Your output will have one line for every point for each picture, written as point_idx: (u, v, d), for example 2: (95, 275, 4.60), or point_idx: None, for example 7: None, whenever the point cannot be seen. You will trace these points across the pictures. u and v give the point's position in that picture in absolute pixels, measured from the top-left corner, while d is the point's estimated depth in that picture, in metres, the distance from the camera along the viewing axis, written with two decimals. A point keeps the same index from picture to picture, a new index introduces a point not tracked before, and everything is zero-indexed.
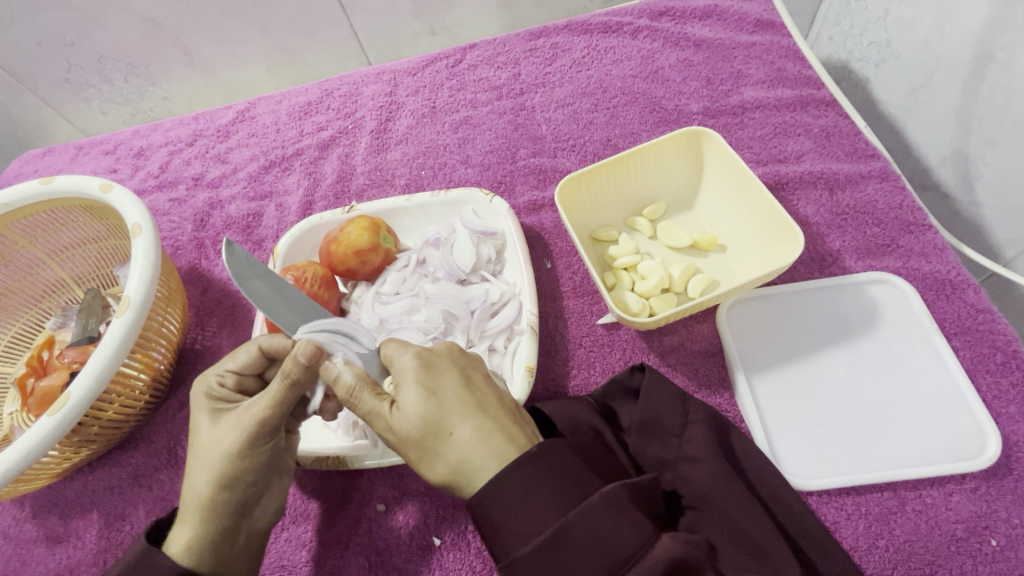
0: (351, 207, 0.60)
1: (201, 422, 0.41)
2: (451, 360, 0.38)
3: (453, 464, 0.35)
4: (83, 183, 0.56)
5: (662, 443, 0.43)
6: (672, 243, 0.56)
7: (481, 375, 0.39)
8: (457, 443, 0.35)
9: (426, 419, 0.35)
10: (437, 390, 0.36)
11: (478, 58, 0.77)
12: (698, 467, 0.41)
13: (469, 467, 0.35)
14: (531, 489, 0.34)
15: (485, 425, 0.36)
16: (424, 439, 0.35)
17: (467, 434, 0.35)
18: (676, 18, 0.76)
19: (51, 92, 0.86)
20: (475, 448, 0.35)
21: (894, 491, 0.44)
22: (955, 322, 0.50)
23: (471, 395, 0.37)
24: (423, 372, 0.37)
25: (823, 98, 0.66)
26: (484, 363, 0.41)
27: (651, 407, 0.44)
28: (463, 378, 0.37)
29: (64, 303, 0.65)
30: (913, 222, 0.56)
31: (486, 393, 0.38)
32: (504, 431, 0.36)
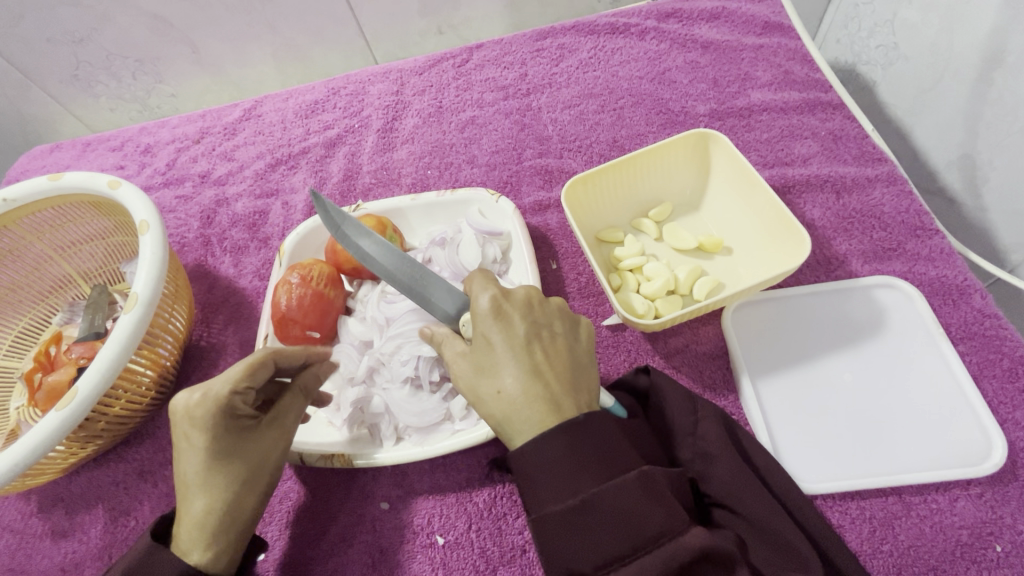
0: (357, 206, 0.60)
1: (225, 442, 0.41)
2: (525, 313, 0.39)
3: (494, 414, 0.37)
4: (91, 179, 0.56)
5: (674, 442, 0.43)
6: (678, 245, 0.56)
7: (551, 336, 0.39)
8: (500, 399, 0.37)
9: (479, 362, 0.38)
10: (495, 344, 0.38)
11: (485, 58, 0.77)
12: (712, 464, 0.41)
13: (509, 419, 0.36)
14: (572, 452, 0.34)
15: (534, 391, 0.36)
16: (476, 380, 0.38)
17: (511, 391, 0.36)
18: (683, 20, 0.76)
19: (59, 88, 0.86)
20: (519, 406, 0.36)
21: (899, 496, 0.44)
22: (961, 327, 0.50)
23: (529, 357, 0.37)
24: (493, 322, 0.38)
25: (830, 101, 0.66)
26: (558, 318, 0.40)
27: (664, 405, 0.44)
28: (529, 334, 0.38)
29: (70, 298, 0.65)
30: (920, 226, 0.56)
31: (551, 353, 0.38)
32: (553, 400, 0.36)
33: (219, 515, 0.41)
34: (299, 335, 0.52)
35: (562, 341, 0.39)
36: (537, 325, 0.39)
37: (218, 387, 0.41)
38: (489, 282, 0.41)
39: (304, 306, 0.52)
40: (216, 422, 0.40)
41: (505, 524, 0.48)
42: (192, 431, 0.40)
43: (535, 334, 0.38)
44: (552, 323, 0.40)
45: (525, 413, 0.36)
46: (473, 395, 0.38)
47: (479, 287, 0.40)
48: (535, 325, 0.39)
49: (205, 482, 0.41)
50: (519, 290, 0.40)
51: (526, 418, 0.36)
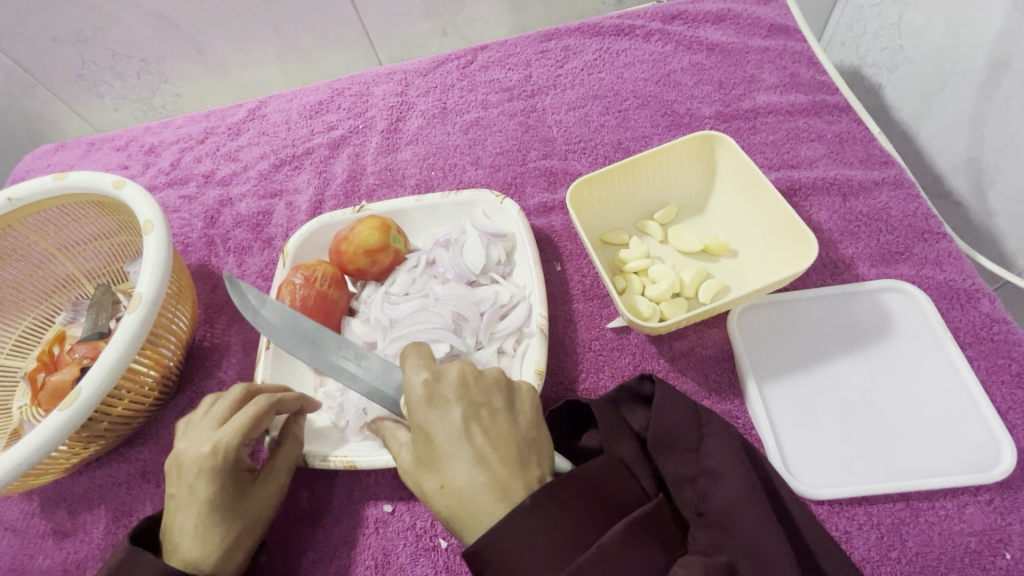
0: (361, 206, 0.60)
1: (227, 492, 0.42)
2: (461, 395, 0.39)
3: (442, 510, 0.38)
4: (96, 179, 0.56)
5: (681, 458, 0.43)
6: (683, 248, 0.56)
7: (491, 413, 0.39)
8: (444, 495, 0.37)
9: (422, 454, 0.39)
10: (433, 436, 0.38)
11: (489, 60, 0.77)
12: (717, 483, 0.41)
13: (458, 514, 0.37)
14: (522, 551, 0.34)
15: (479, 483, 0.36)
16: (420, 474, 0.39)
17: (454, 486, 0.37)
18: (688, 22, 0.75)
19: (64, 87, 0.86)
20: (465, 500, 0.36)
21: (907, 502, 0.43)
22: (969, 332, 0.50)
23: (466, 445, 0.37)
24: (427, 410, 0.39)
25: (836, 104, 0.66)
26: (496, 391, 0.40)
27: (668, 423, 0.43)
28: (468, 417, 0.38)
29: (73, 298, 0.65)
30: (927, 229, 0.56)
31: (490, 437, 0.38)
32: (500, 486, 0.36)
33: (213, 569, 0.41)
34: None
35: (502, 420, 0.39)
36: (476, 403, 0.39)
37: (230, 434, 0.43)
38: (421, 360, 0.41)
39: (309, 307, 0.52)
40: (222, 473, 0.42)
41: None
42: (196, 482, 0.42)
43: (473, 415, 0.39)
44: (491, 398, 0.40)
45: (478, 501, 0.36)
46: (420, 490, 0.39)
47: (410, 370, 0.40)
48: (475, 406, 0.39)
49: (206, 524, 0.41)
50: (452, 367, 0.40)
51: (474, 509, 0.36)
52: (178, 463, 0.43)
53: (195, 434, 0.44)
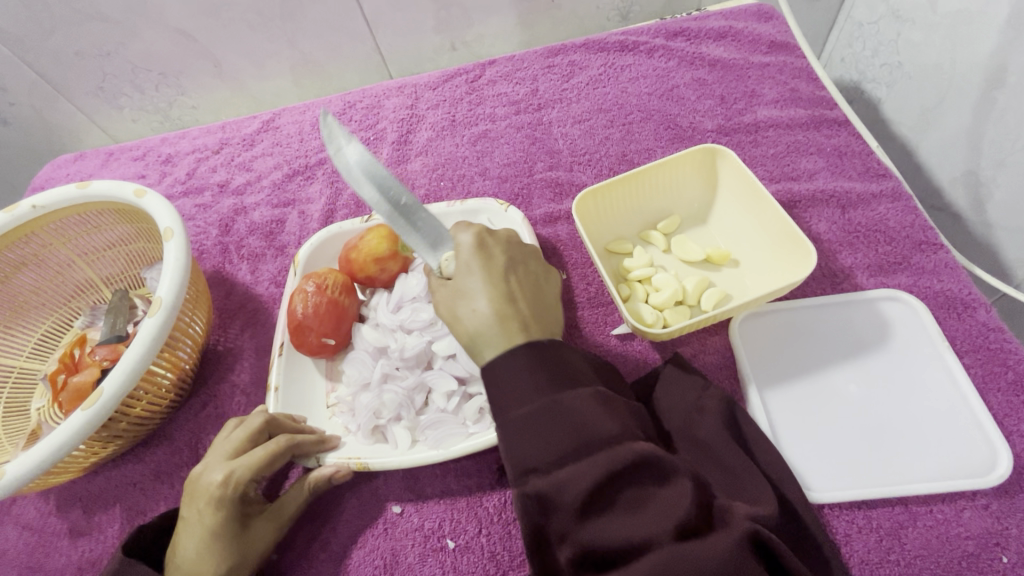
0: (369, 217, 0.61)
1: (229, 526, 0.44)
2: (503, 249, 0.44)
3: (471, 333, 0.40)
4: (118, 187, 0.59)
5: (681, 394, 0.47)
6: (686, 257, 0.57)
7: (525, 270, 0.44)
8: (476, 315, 0.40)
9: (460, 286, 0.42)
10: (474, 269, 0.42)
11: (497, 74, 0.80)
12: (707, 419, 0.45)
13: (484, 336, 0.40)
14: (542, 365, 0.37)
15: (508, 314, 0.40)
16: (456, 303, 0.42)
17: (488, 310, 0.40)
18: (691, 39, 0.78)
19: (85, 99, 0.89)
20: (494, 324, 0.40)
21: (905, 506, 0.44)
22: (966, 340, 0.51)
23: (500, 283, 0.42)
24: (475, 253, 0.43)
25: (835, 118, 0.68)
26: (533, 261, 0.46)
27: (676, 370, 0.48)
28: (509, 266, 0.43)
29: (92, 303, 0.67)
30: (924, 240, 0.57)
31: (524, 288, 0.43)
32: (526, 319, 0.40)
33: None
34: (317, 343, 0.54)
35: (531, 279, 0.44)
36: (517, 262, 0.44)
37: (241, 472, 0.44)
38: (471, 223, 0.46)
39: (320, 315, 0.53)
40: (229, 507, 0.44)
41: (515, 530, 0.49)
42: (204, 510, 0.43)
43: (514, 268, 0.44)
44: (530, 264, 0.45)
45: (492, 324, 0.40)
46: (453, 318, 0.42)
47: (463, 226, 0.45)
48: (516, 264, 0.44)
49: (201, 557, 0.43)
50: (500, 231, 0.46)
51: (490, 332, 0.39)
52: (194, 480, 0.45)
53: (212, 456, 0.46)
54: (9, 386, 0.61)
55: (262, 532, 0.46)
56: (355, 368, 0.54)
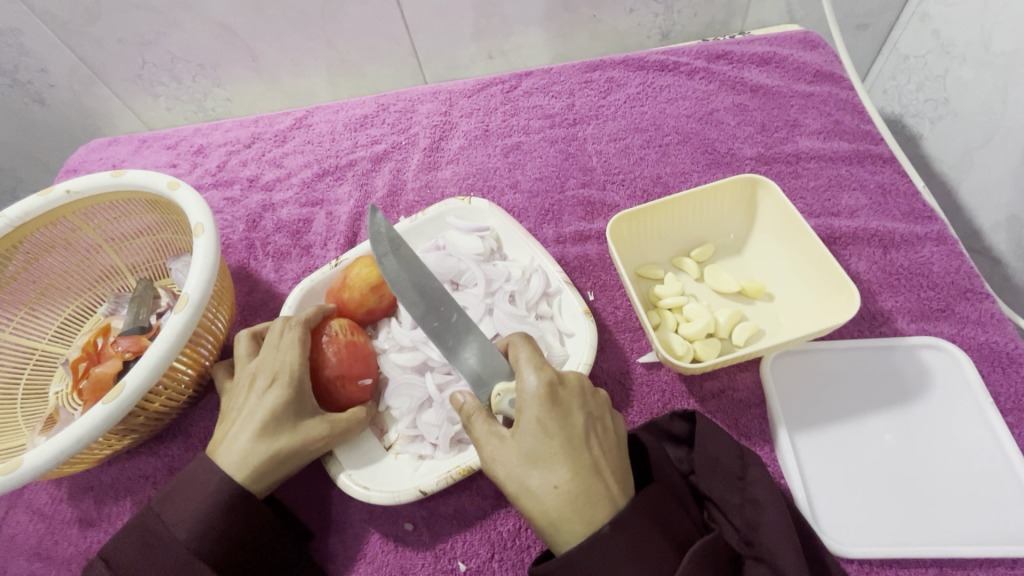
0: (338, 260, 0.59)
1: (282, 419, 0.44)
2: (579, 402, 0.41)
3: (547, 510, 0.37)
4: (152, 178, 0.58)
5: (726, 485, 0.43)
6: (718, 287, 0.56)
7: (603, 429, 0.41)
8: (557, 494, 0.37)
9: (533, 450, 0.39)
10: (554, 435, 0.39)
11: (534, 86, 0.79)
12: (760, 514, 0.42)
13: (565, 519, 0.37)
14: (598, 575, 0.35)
15: (593, 488, 0.37)
16: (528, 471, 0.38)
17: (570, 487, 0.37)
18: (733, 62, 0.76)
19: (123, 85, 0.90)
20: (578, 505, 0.37)
21: (940, 569, 0.42)
22: (1010, 398, 0.49)
23: (587, 453, 0.39)
24: (550, 411, 0.39)
25: (880, 154, 0.66)
26: (605, 411, 0.42)
27: (712, 448, 0.44)
28: (586, 427, 0.40)
29: (116, 290, 0.68)
30: (969, 288, 0.55)
31: (605, 453, 0.40)
32: (608, 491, 0.38)
33: (248, 480, 0.43)
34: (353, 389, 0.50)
35: (611, 436, 0.41)
36: (592, 416, 0.41)
37: (287, 354, 0.46)
38: (542, 361, 0.42)
39: (343, 356, 0.50)
40: (281, 382, 0.45)
41: (527, 557, 0.47)
42: (262, 379, 0.45)
43: (591, 426, 0.40)
44: (603, 414, 0.42)
45: (584, 504, 0.37)
46: (524, 489, 0.38)
47: (531, 365, 0.42)
48: (590, 418, 0.41)
49: (252, 419, 0.44)
50: (569, 376, 0.42)
51: (572, 519, 0.37)
52: (252, 372, 0.46)
53: (268, 352, 0.47)
54: (29, 369, 0.61)
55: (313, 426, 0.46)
56: (403, 397, 0.52)
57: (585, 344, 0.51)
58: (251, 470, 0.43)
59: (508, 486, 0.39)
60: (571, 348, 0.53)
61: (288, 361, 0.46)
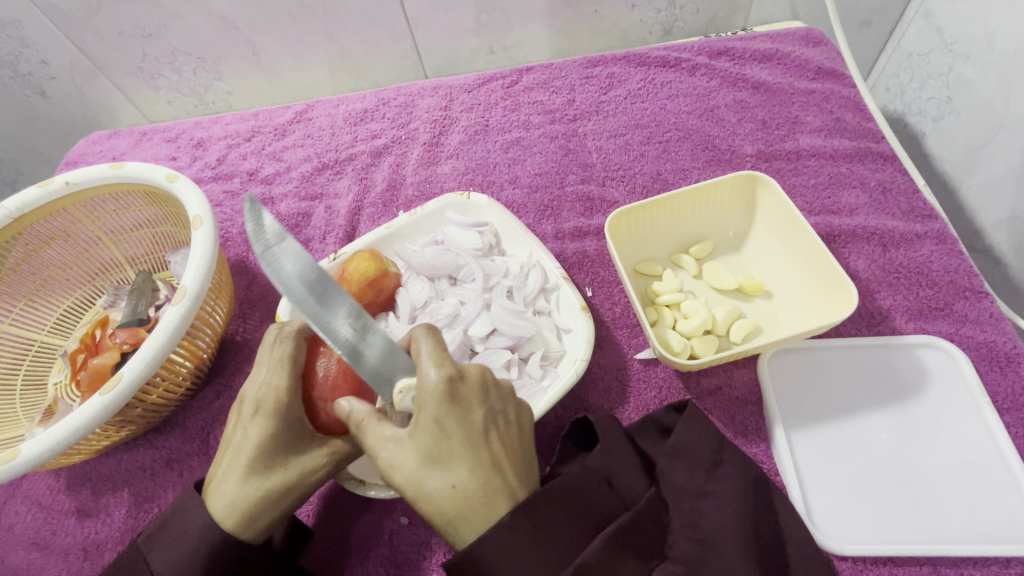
0: (337, 254, 0.59)
1: (276, 451, 0.41)
2: (480, 396, 0.37)
3: (445, 511, 0.35)
4: (150, 171, 0.58)
5: (688, 473, 0.43)
6: (717, 284, 0.56)
7: (506, 423, 0.38)
8: (454, 494, 0.35)
9: (431, 450, 0.35)
10: (451, 433, 0.35)
11: (534, 81, 0.79)
12: (716, 506, 0.41)
13: (463, 517, 0.35)
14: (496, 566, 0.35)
15: (492, 485, 0.35)
16: (425, 473, 0.35)
17: (468, 485, 0.35)
18: (735, 59, 0.76)
19: (124, 78, 0.90)
20: (475, 503, 0.35)
21: (933, 567, 0.42)
22: (1008, 397, 0.49)
23: (486, 451, 0.36)
24: (448, 409, 0.36)
25: (881, 152, 0.65)
26: (510, 402, 0.40)
27: (683, 440, 0.44)
28: (486, 423, 0.37)
29: (115, 283, 0.68)
30: (968, 287, 0.55)
31: (505, 448, 0.37)
32: (508, 485, 0.36)
33: (239, 528, 0.40)
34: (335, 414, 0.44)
35: (514, 429, 0.39)
36: (494, 411, 0.38)
37: (275, 376, 0.42)
38: (443, 352, 0.38)
39: (346, 375, 0.45)
40: (270, 413, 0.41)
41: None
42: (250, 411, 0.41)
43: (491, 421, 0.37)
44: (506, 406, 0.39)
45: (486, 501, 0.35)
46: (419, 492, 0.35)
47: (430, 358, 0.37)
48: (492, 413, 0.38)
49: (243, 457, 0.40)
50: (472, 369, 0.38)
51: (478, 514, 0.35)
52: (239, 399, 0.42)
53: (256, 375, 0.42)
54: (28, 360, 0.61)
55: (312, 457, 0.42)
56: None
57: (581, 339, 0.52)
58: (248, 514, 0.40)
59: (403, 487, 0.36)
60: (567, 343, 0.54)
61: (275, 388, 0.41)
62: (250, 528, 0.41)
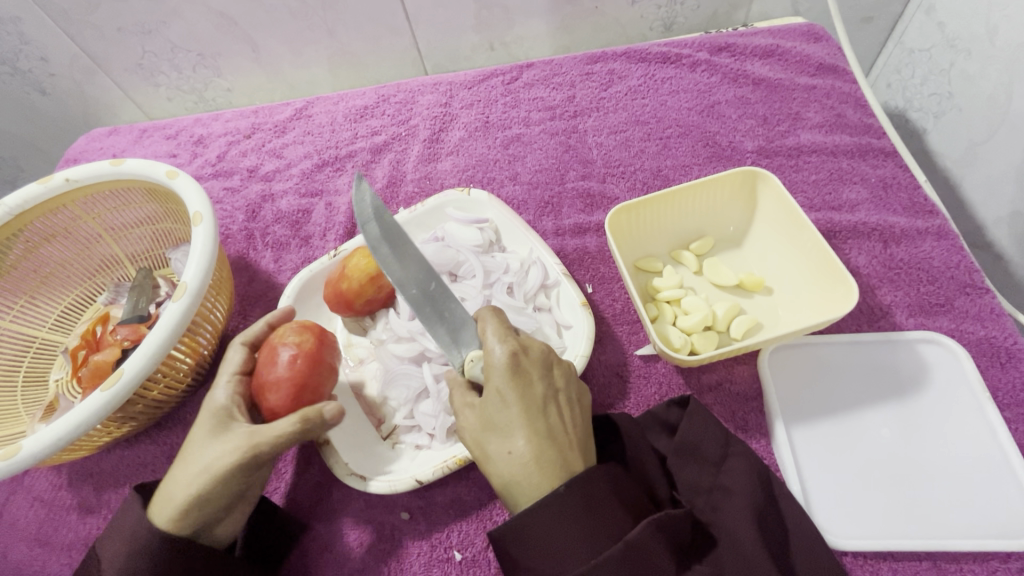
0: (337, 251, 0.59)
1: (200, 438, 0.42)
2: (539, 371, 0.40)
3: (503, 476, 0.38)
4: (151, 167, 0.58)
5: (697, 470, 0.44)
6: (717, 280, 0.56)
7: (564, 399, 0.40)
8: (512, 459, 0.37)
9: (493, 418, 0.39)
10: (512, 403, 0.38)
11: (535, 78, 0.79)
12: (727, 499, 0.42)
13: (518, 483, 0.37)
14: (543, 538, 0.36)
15: (546, 455, 0.37)
16: (486, 437, 0.39)
17: (523, 453, 0.37)
18: (736, 55, 0.76)
19: (123, 75, 0.90)
20: (529, 471, 0.37)
21: (934, 562, 0.42)
22: (1008, 393, 0.49)
23: (541, 421, 0.38)
24: (510, 381, 0.39)
25: (882, 148, 0.65)
26: (569, 380, 0.42)
27: (694, 432, 0.45)
28: (544, 396, 0.39)
29: (115, 279, 0.68)
30: (970, 283, 0.55)
31: (564, 421, 0.39)
32: (563, 457, 0.37)
33: (166, 518, 0.41)
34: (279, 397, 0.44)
35: (570, 407, 0.40)
36: (552, 387, 0.40)
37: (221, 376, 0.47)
38: (507, 331, 0.41)
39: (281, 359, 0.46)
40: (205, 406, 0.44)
41: None
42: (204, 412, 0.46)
43: (550, 396, 0.40)
44: (567, 385, 0.41)
45: (534, 473, 0.37)
46: (483, 453, 0.39)
47: (496, 335, 0.40)
48: (551, 388, 0.40)
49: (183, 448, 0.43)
50: (534, 347, 0.41)
51: (528, 483, 0.37)
52: None
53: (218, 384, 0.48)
54: (29, 356, 0.61)
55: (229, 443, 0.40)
56: (401, 387, 0.52)
57: (581, 335, 0.52)
58: (174, 503, 0.40)
59: (474, 450, 0.40)
60: (568, 339, 0.54)
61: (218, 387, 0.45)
62: (178, 521, 0.41)
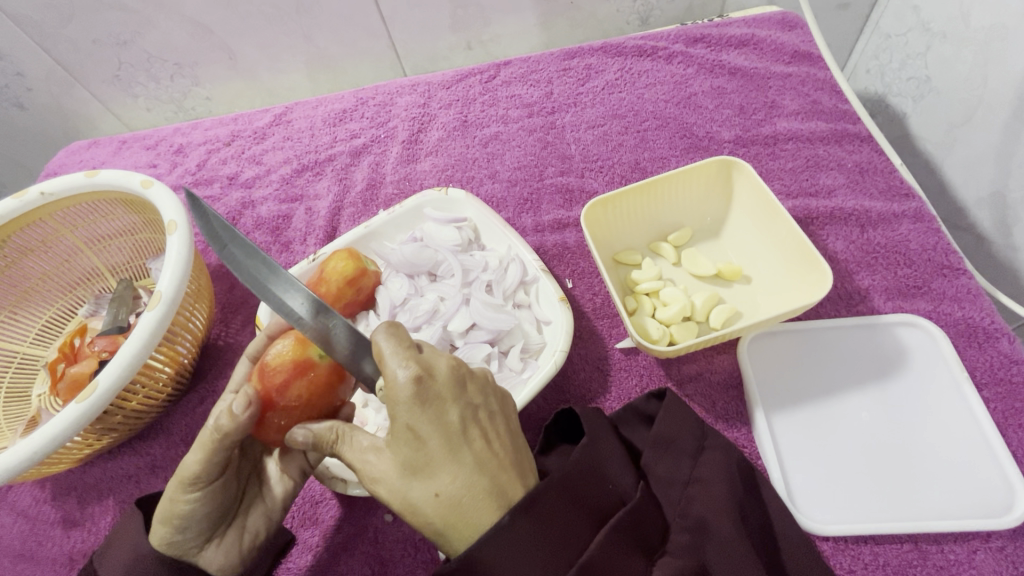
0: (314, 254, 0.59)
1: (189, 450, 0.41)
2: (454, 393, 0.35)
3: (432, 521, 0.34)
4: (126, 178, 0.58)
5: (674, 462, 0.43)
6: (696, 271, 0.56)
7: (489, 416, 0.36)
8: (440, 503, 0.33)
9: (409, 460, 0.34)
10: (428, 438, 0.34)
11: (512, 75, 0.78)
12: (705, 490, 0.41)
13: (454, 525, 0.34)
14: (497, 566, 0.33)
15: (480, 484, 0.34)
16: (408, 483, 0.34)
17: (453, 493, 0.33)
18: (711, 45, 0.76)
19: (101, 87, 0.89)
20: (465, 507, 0.34)
21: (915, 544, 0.42)
22: (987, 372, 0.49)
23: (469, 450, 0.34)
24: (420, 412, 0.33)
25: (858, 133, 0.65)
26: (492, 395, 0.37)
27: (669, 427, 0.44)
28: (465, 422, 0.35)
29: (96, 292, 0.67)
30: (946, 264, 0.55)
31: (493, 445, 0.35)
32: (495, 482, 0.34)
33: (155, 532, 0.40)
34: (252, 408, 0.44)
35: (500, 423, 0.36)
36: (472, 406, 0.35)
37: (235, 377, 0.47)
38: (409, 349, 0.35)
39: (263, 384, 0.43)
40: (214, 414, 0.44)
41: None
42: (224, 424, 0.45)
43: (472, 418, 0.35)
44: (488, 400, 0.37)
45: (477, 501, 0.34)
46: (405, 502, 0.34)
47: (396, 357, 0.34)
48: (471, 409, 0.35)
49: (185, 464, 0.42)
50: (442, 362, 0.35)
51: (477, 508, 0.34)
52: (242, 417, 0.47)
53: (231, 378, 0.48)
54: (11, 371, 0.61)
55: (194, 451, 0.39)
56: None
57: (560, 328, 0.52)
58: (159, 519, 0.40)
59: (389, 501, 0.35)
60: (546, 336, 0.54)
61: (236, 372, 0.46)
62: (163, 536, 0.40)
